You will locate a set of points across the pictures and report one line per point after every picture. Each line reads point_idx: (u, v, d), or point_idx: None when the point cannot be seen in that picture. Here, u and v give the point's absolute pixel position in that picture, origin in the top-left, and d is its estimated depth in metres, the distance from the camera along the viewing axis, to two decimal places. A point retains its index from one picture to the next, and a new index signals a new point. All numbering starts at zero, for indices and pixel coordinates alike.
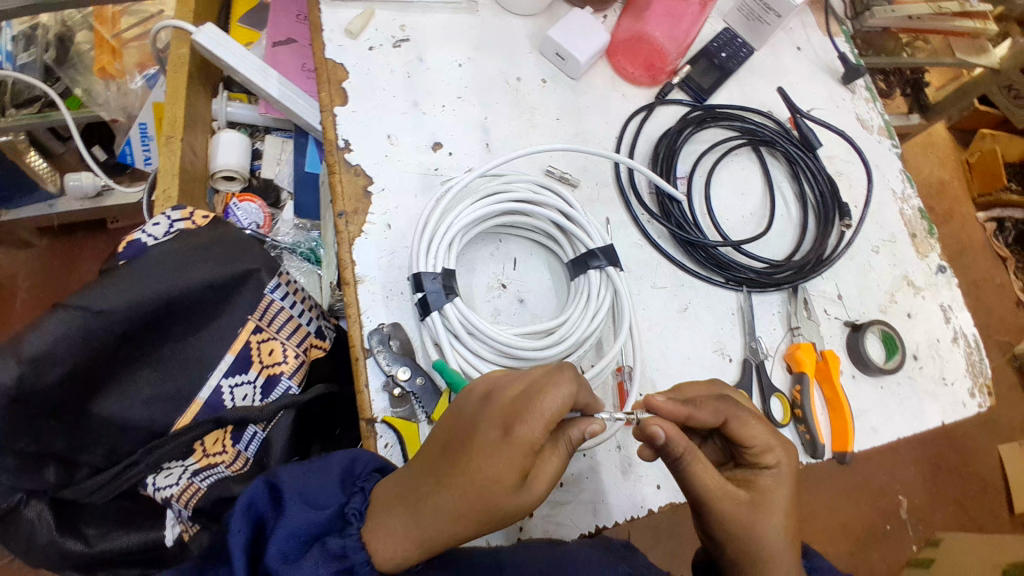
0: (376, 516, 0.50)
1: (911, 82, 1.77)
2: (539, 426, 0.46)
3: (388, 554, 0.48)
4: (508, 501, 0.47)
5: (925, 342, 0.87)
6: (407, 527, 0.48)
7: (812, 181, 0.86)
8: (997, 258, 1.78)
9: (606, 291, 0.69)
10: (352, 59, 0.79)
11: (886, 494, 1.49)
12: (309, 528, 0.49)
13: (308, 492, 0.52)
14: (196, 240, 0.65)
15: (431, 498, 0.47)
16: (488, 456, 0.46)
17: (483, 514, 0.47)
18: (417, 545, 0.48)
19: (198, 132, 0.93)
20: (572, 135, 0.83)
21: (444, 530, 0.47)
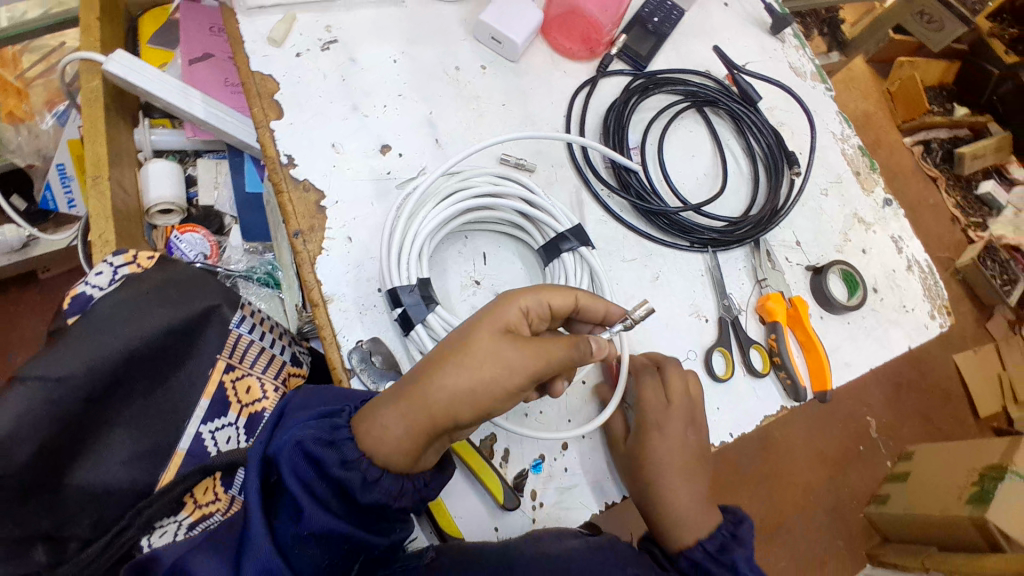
0: (371, 407, 0.51)
1: (827, 21, 1.84)
2: (531, 298, 0.53)
3: (373, 436, 0.49)
4: (491, 357, 0.49)
5: (882, 274, 0.91)
6: (398, 405, 0.49)
7: (757, 135, 0.88)
8: (928, 179, 1.87)
9: (581, 271, 0.70)
10: (281, 69, 0.75)
11: (857, 419, 1.56)
12: (307, 418, 0.52)
13: (315, 401, 0.56)
14: (146, 284, 0.62)
15: (428, 373, 0.49)
16: (491, 331, 0.50)
17: (474, 395, 0.48)
18: (401, 406, 0.49)
19: (125, 167, 0.88)
20: (520, 119, 0.82)
21: (430, 392, 0.49)
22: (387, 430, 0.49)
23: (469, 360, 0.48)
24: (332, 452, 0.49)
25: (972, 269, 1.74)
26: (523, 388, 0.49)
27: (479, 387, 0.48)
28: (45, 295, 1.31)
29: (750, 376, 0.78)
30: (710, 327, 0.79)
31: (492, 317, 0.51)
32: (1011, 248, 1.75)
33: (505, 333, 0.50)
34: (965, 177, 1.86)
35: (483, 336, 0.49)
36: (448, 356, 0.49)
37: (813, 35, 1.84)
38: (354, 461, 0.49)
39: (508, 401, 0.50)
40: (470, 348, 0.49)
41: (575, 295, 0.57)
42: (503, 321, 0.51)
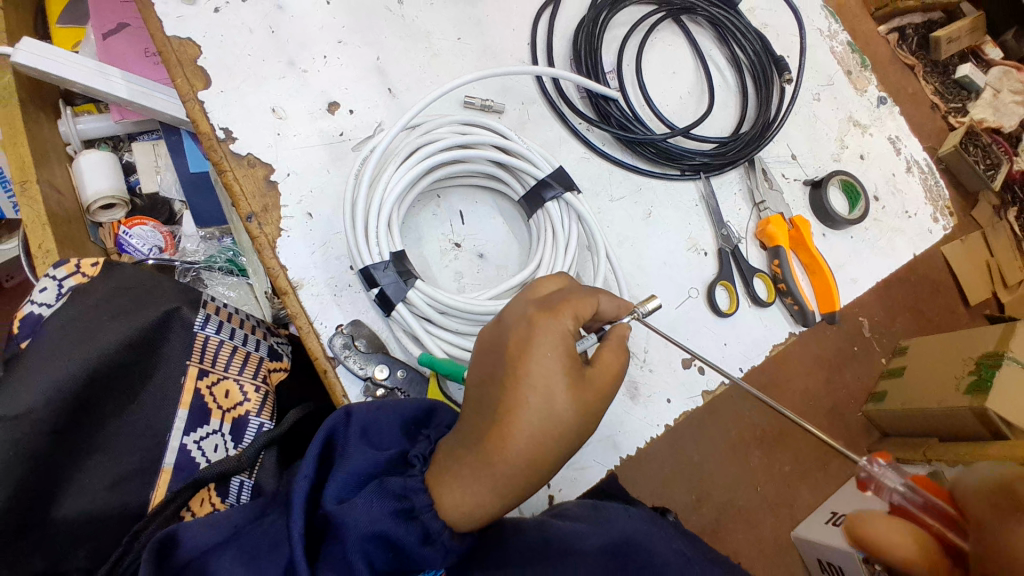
0: (442, 468, 0.48)
1: None
2: (568, 319, 0.48)
3: (463, 511, 0.46)
4: (568, 415, 0.46)
5: (882, 180, 0.86)
6: (481, 483, 0.45)
7: (741, 41, 0.80)
8: (903, 66, 1.01)
9: (570, 221, 0.64)
10: (201, 29, 0.65)
11: (960, 296, 0.89)
12: (370, 467, 0.47)
13: (373, 429, 0.50)
14: (91, 297, 0.55)
15: (498, 445, 0.45)
16: (556, 379, 0.45)
17: (552, 445, 0.46)
18: (489, 489, 0.45)
19: (54, 163, 0.79)
20: (481, 55, 0.73)
21: (517, 465, 0.45)
22: (483, 507, 0.46)
23: (539, 418, 0.45)
24: (415, 525, 0.45)
25: (959, 161, 0.92)
26: (591, 423, 0.48)
27: (553, 439, 0.46)
28: (14, 306, 1.10)
29: (755, 306, 0.75)
30: (709, 261, 0.74)
31: (537, 360, 0.45)
32: (990, 130, 1.05)
33: (561, 373, 0.46)
34: (943, 60, 1.06)
35: (543, 390, 0.45)
36: (514, 421, 0.45)
37: None
38: (437, 533, 0.46)
39: (580, 439, 0.48)
40: (538, 406, 0.45)
41: (599, 297, 0.52)
42: (555, 362, 0.46)
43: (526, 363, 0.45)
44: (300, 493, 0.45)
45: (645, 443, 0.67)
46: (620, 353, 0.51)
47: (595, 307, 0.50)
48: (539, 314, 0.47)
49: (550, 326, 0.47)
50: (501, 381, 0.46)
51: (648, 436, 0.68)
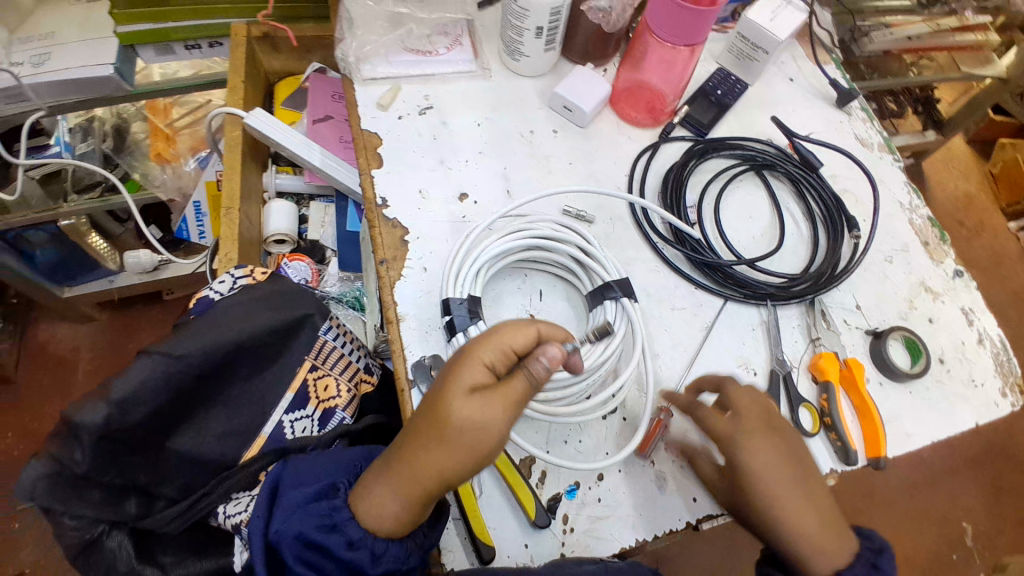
0: (368, 476, 0.59)
1: (922, 100, 1.95)
2: (485, 351, 0.58)
3: (372, 506, 0.57)
4: (457, 420, 0.55)
5: (950, 345, 0.89)
6: (386, 483, 0.57)
7: (817, 199, 0.92)
8: None
9: (621, 320, 0.74)
10: (384, 127, 0.88)
11: None
12: (304, 498, 0.58)
13: (309, 468, 0.62)
14: (256, 293, 0.73)
15: (404, 446, 0.57)
16: (454, 391, 0.56)
17: (440, 448, 0.55)
18: (390, 484, 0.57)
19: (253, 202, 1.03)
20: (584, 177, 0.90)
21: (410, 464, 0.56)
22: (385, 500, 0.57)
23: (432, 424, 0.56)
24: (340, 536, 0.56)
25: None
26: (485, 438, 0.55)
27: (442, 443, 0.55)
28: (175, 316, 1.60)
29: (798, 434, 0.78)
30: (758, 380, 0.80)
31: (447, 378, 0.57)
32: None
33: (459, 389, 0.56)
34: None
35: (441, 400, 0.56)
36: (416, 427, 0.57)
37: (909, 113, 1.96)
38: (359, 539, 0.56)
39: (474, 451, 0.55)
40: (433, 413, 0.56)
41: (535, 331, 0.60)
42: (456, 380, 0.56)
43: (439, 381, 0.58)
44: (255, 528, 0.57)
45: (663, 532, 0.69)
46: (535, 382, 0.56)
47: (526, 340, 0.59)
48: (469, 346, 0.59)
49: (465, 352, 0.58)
50: (425, 395, 0.59)
51: (668, 527, 0.69)
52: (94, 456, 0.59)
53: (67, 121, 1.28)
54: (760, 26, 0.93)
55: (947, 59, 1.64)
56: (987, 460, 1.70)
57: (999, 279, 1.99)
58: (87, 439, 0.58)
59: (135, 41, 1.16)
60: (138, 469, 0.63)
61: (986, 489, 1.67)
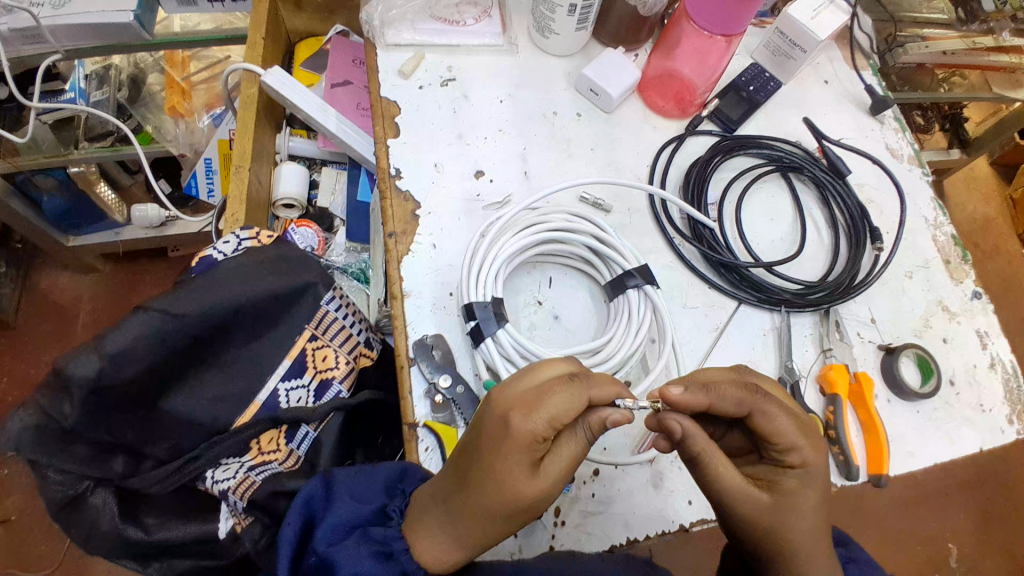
0: (417, 520, 0.56)
1: (951, 117, 1.91)
2: (540, 421, 0.51)
3: (433, 557, 0.54)
4: (526, 494, 0.51)
5: (962, 367, 0.87)
6: (446, 538, 0.54)
7: (842, 206, 0.89)
8: None
9: (644, 310, 0.72)
10: (404, 96, 0.85)
11: None
12: (355, 519, 0.56)
13: (357, 487, 0.59)
14: (261, 256, 0.71)
15: (461, 507, 0.53)
16: (516, 465, 0.51)
17: (507, 515, 0.52)
18: (452, 540, 0.54)
19: (264, 165, 1.00)
20: (605, 165, 0.87)
21: (474, 526, 0.53)
22: (448, 555, 0.54)
23: (498, 496, 0.51)
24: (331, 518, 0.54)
25: None
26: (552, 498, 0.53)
27: (509, 512, 0.52)
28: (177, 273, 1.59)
29: None
30: None
31: (502, 450, 0.51)
32: None
33: (520, 463, 0.51)
34: None
35: (502, 473, 0.51)
36: (473, 494, 0.52)
37: (935, 130, 1.93)
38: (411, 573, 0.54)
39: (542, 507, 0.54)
40: (495, 483, 0.51)
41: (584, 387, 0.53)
42: (515, 454, 0.51)
43: (489, 447, 0.51)
44: (286, 539, 0.54)
45: (655, 533, 0.67)
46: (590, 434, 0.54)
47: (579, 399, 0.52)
48: (515, 409, 0.51)
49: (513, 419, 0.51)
50: (469, 453, 0.53)
51: (660, 528, 0.68)
52: (83, 410, 0.57)
53: (84, 67, 1.26)
54: (801, 23, 0.89)
55: (980, 79, 1.59)
56: (983, 484, 1.69)
57: (1012, 307, 1.96)
58: (78, 392, 0.56)
59: None
60: (127, 427, 0.61)
61: (978, 512, 1.65)
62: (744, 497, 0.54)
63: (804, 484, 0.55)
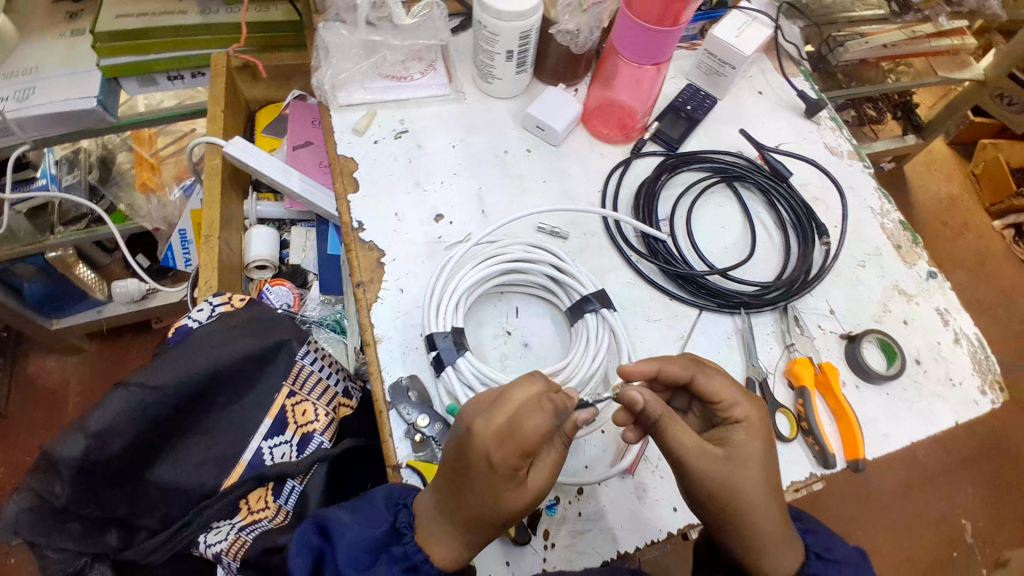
0: (427, 529, 0.58)
1: (901, 105, 1.99)
2: (535, 440, 0.52)
3: (449, 558, 0.57)
4: (525, 492, 0.55)
5: (925, 346, 0.90)
6: (459, 540, 0.57)
7: (787, 208, 0.93)
8: None
9: (603, 332, 0.75)
10: (360, 152, 0.90)
11: None
12: (371, 543, 0.57)
13: (362, 511, 0.60)
14: (233, 320, 0.73)
15: (472, 517, 0.55)
16: (517, 473, 0.54)
17: (515, 512, 0.56)
18: (465, 541, 0.57)
19: (233, 232, 1.03)
20: (559, 194, 0.91)
21: (483, 527, 0.56)
22: (462, 555, 0.57)
23: (509, 500, 0.54)
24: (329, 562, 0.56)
25: None
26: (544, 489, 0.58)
27: (512, 511, 0.56)
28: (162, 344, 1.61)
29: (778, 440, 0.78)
30: None
31: (506, 465, 0.52)
32: None
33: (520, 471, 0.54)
34: None
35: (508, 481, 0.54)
36: (484, 505, 0.54)
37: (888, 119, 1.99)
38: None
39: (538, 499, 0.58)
40: (502, 491, 0.54)
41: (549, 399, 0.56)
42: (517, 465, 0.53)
43: (490, 466, 0.53)
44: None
45: (645, 543, 0.69)
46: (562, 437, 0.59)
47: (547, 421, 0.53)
48: (508, 431, 0.52)
49: (510, 441, 0.52)
50: (466, 473, 0.54)
51: (649, 538, 0.69)
52: (73, 490, 0.59)
53: (53, 152, 1.30)
54: (726, 42, 0.95)
55: (924, 66, 1.67)
56: (982, 458, 1.70)
57: (990, 275, 2.02)
58: (66, 473, 0.58)
59: (119, 74, 1.17)
60: (118, 501, 0.62)
61: (981, 487, 1.66)
62: (699, 453, 0.57)
63: (747, 438, 0.59)
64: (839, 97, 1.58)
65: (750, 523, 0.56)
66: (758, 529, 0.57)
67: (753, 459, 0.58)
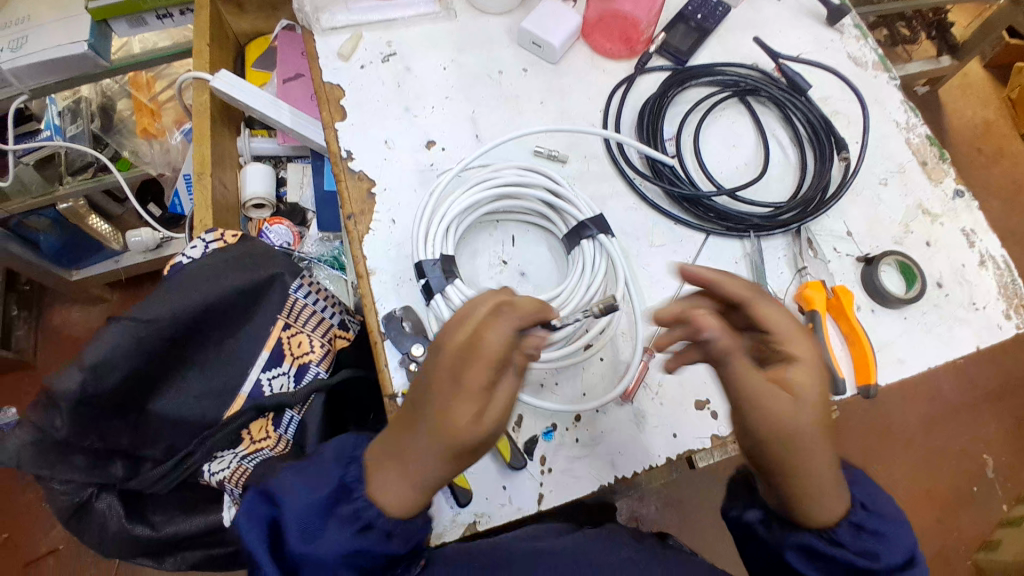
0: (378, 469, 0.54)
1: (936, 23, 1.82)
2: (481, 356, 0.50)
3: (395, 502, 0.53)
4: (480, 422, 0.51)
5: (948, 269, 0.85)
6: (404, 481, 0.53)
7: (803, 122, 0.87)
8: None
9: (601, 258, 0.72)
10: (347, 78, 0.85)
11: None
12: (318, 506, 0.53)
13: (307, 471, 0.55)
14: (225, 255, 0.72)
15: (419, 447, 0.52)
16: (461, 398, 0.50)
17: (463, 448, 0.51)
18: (409, 482, 0.53)
19: (227, 169, 1.01)
20: (557, 117, 0.87)
21: (428, 465, 0.52)
22: (407, 498, 0.53)
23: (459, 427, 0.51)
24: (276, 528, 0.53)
25: None
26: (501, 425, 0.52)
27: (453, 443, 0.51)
28: None
29: None
30: None
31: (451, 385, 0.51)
32: None
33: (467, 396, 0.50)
34: None
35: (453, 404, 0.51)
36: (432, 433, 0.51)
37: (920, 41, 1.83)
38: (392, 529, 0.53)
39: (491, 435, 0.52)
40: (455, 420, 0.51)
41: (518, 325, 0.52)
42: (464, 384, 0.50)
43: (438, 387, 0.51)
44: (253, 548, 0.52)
45: (642, 469, 0.69)
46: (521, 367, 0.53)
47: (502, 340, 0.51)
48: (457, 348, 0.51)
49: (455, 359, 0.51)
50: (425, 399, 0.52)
51: (647, 463, 0.69)
52: (73, 421, 0.60)
53: (54, 102, 1.24)
54: None
55: None
56: (1010, 393, 1.66)
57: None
58: (66, 405, 0.59)
59: (107, 16, 1.13)
60: (120, 433, 0.64)
61: (1007, 422, 1.63)
62: (761, 392, 0.52)
63: (810, 379, 0.53)
64: (868, 12, 1.46)
65: (803, 473, 0.53)
66: (801, 469, 0.53)
67: (817, 401, 0.53)
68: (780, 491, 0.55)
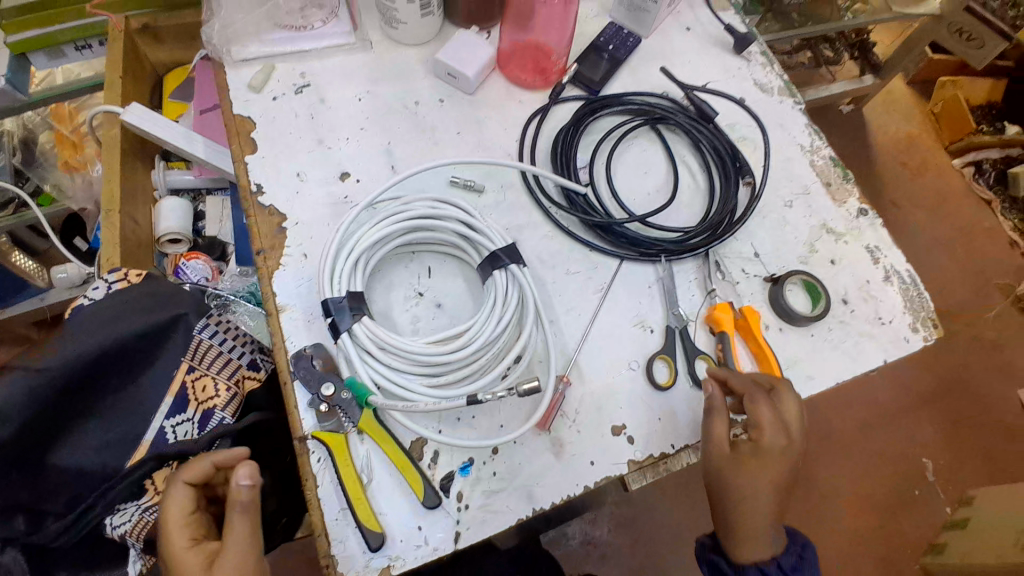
0: None
1: (857, 44, 1.92)
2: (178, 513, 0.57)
3: None
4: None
5: (854, 285, 0.88)
6: None
7: (710, 148, 0.90)
8: None
9: (513, 288, 0.73)
10: (259, 111, 0.84)
11: None
12: None
13: None
14: (125, 295, 0.69)
15: None
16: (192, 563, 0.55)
17: None
18: None
19: (140, 204, 0.99)
20: (474, 146, 0.87)
21: None
22: None
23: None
24: None
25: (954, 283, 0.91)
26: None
27: None
28: None
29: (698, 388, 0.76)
30: (656, 337, 0.79)
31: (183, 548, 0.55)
32: None
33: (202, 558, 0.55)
34: None
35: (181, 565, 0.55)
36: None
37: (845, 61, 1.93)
38: None
39: None
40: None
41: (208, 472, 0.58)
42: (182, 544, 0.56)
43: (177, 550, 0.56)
44: None
45: (561, 499, 0.68)
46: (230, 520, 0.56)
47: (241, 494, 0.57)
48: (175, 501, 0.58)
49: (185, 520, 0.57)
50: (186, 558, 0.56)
51: (566, 493, 0.69)
52: None
53: None
54: None
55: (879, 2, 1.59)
56: (940, 397, 1.74)
57: (949, 217, 2.01)
58: None
59: (25, 50, 1.07)
60: (13, 489, 0.61)
61: (938, 426, 1.70)
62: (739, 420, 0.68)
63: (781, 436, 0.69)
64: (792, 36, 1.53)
65: (749, 489, 0.67)
66: (749, 521, 0.67)
67: (774, 466, 0.67)
68: (731, 512, 0.68)
